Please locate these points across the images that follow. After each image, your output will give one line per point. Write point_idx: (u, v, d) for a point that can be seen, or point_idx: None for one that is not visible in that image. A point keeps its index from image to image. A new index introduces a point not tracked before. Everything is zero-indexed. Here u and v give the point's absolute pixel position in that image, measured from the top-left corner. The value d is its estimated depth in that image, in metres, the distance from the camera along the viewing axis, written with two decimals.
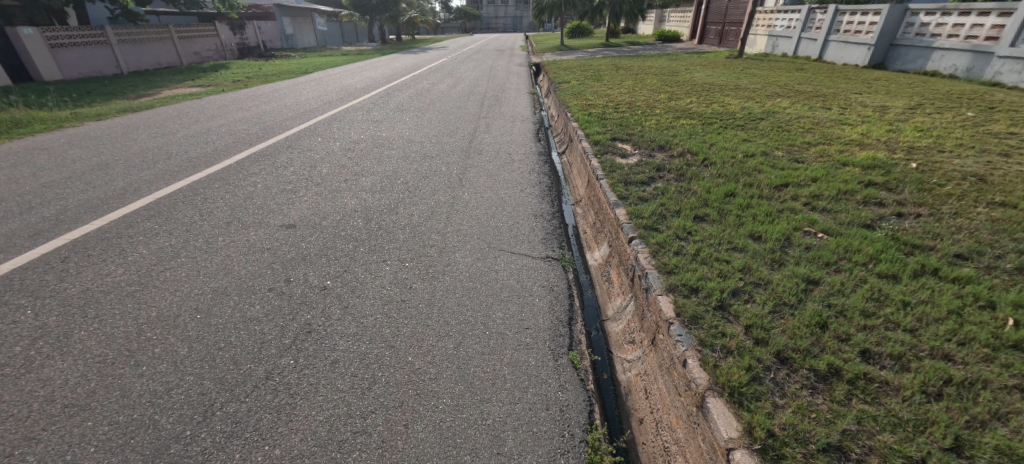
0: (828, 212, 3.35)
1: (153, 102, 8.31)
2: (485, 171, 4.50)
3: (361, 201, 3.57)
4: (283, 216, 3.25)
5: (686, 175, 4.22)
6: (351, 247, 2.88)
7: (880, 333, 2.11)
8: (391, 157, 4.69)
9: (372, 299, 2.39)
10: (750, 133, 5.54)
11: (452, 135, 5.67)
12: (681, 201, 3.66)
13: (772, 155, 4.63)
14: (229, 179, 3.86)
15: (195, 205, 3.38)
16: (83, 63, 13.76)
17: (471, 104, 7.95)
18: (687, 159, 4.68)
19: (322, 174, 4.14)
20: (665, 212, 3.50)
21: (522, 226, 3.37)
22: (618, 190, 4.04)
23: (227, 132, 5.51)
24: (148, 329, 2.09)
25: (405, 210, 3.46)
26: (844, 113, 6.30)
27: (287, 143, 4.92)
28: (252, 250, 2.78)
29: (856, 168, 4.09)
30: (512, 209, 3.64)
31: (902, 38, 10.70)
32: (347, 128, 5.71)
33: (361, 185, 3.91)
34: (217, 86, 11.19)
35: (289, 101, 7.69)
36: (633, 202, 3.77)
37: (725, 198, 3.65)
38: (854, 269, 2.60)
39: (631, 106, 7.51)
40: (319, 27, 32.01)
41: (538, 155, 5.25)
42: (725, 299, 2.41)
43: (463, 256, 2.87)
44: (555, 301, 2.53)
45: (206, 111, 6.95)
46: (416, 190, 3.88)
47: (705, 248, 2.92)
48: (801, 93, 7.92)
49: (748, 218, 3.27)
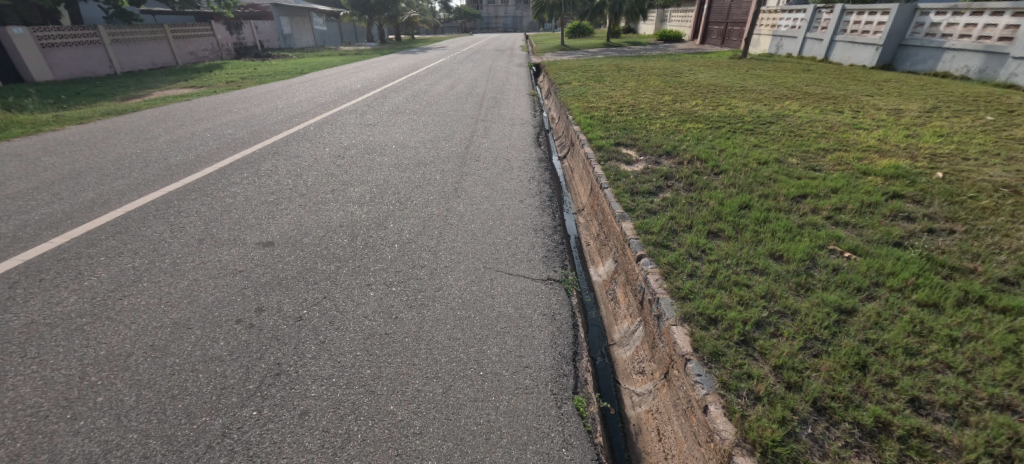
0: (853, 227, 3.09)
1: (140, 104, 8.04)
2: (482, 179, 4.24)
3: (347, 214, 3.32)
4: (262, 232, 2.99)
5: (697, 185, 3.96)
6: (333, 268, 2.63)
7: (930, 376, 1.85)
8: (383, 164, 4.43)
9: (353, 332, 2.14)
10: (760, 138, 5.28)
11: (448, 140, 5.41)
12: (693, 214, 3.40)
13: (787, 163, 4.37)
14: (207, 189, 3.60)
15: (167, 220, 3.12)
16: (74, 63, 13.49)
17: (470, 106, 7.70)
18: (696, 167, 4.42)
19: (308, 183, 3.88)
20: (675, 226, 3.24)
21: (522, 242, 3.11)
22: (624, 201, 3.78)
23: (213, 136, 5.26)
24: (93, 371, 1.83)
25: (394, 225, 3.20)
26: (858, 117, 6.04)
27: (273, 149, 4.66)
28: (223, 272, 2.52)
29: (879, 177, 3.83)
30: (510, 223, 3.38)
31: (911, 38, 10.42)
32: (338, 132, 5.45)
33: (349, 196, 3.65)
34: (209, 87, 10.93)
35: (280, 103, 7.44)
36: (641, 214, 3.51)
37: (740, 211, 3.39)
38: (891, 297, 2.34)
39: (634, 108, 7.26)
40: (317, 26, 31.74)
41: (538, 161, 4.99)
42: (749, 332, 2.15)
43: (456, 278, 2.61)
44: (558, 332, 2.27)
45: (193, 114, 6.70)
46: (408, 201, 3.62)
47: (722, 269, 2.66)
48: (810, 95, 7.66)
49: (767, 234, 3.02)
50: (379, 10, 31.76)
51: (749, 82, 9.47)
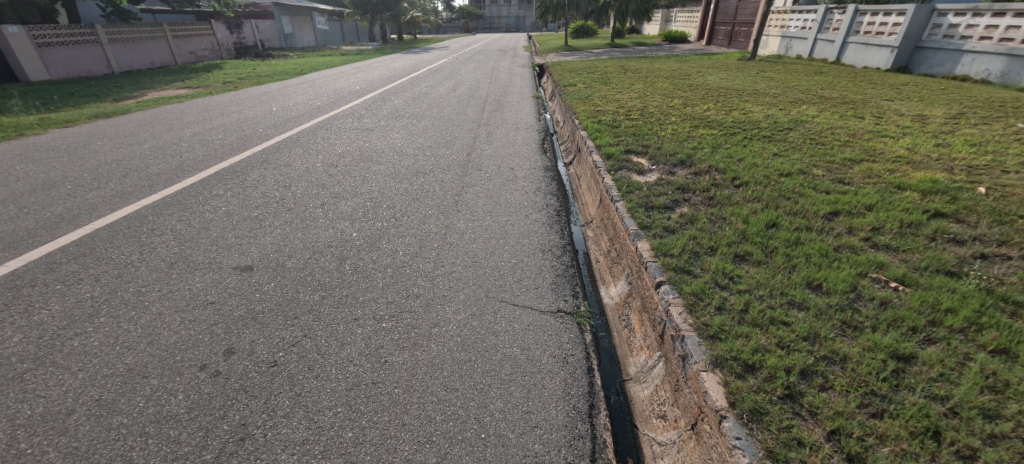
0: (895, 251, 2.78)
1: (131, 107, 7.78)
2: (484, 191, 3.95)
3: (337, 232, 3.03)
4: (241, 254, 2.71)
5: (717, 199, 3.66)
6: (318, 298, 2.35)
7: (1019, 448, 1.55)
8: (379, 174, 4.15)
9: (334, 381, 1.85)
10: (780, 146, 4.97)
11: (448, 147, 5.12)
12: (715, 234, 3.10)
13: (812, 174, 4.07)
14: (186, 203, 3.33)
15: (138, 238, 2.84)
16: (71, 63, 13.25)
17: (472, 110, 7.42)
18: (713, 178, 4.13)
19: (297, 195, 3.60)
20: (697, 248, 2.95)
21: (528, 265, 2.82)
22: (638, 217, 3.49)
23: (201, 142, 4.98)
24: (24, 437, 1.55)
25: (388, 245, 2.91)
26: (881, 124, 5.73)
27: (262, 157, 4.38)
28: (193, 305, 2.24)
29: (915, 192, 3.53)
30: (516, 241, 3.10)
31: (928, 40, 10.08)
32: (333, 138, 5.18)
33: (340, 210, 3.37)
34: (206, 88, 10.67)
35: (275, 106, 7.17)
36: (658, 233, 3.22)
37: (767, 230, 3.10)
38: (952, 340, 2.04)
39: (643, 112, 6.97)
40: (319, 26, 31.45)
41: (544, 170, 4.69)
42: (794, 384, 1.85)
43: (454, 311, 2.32)
44: (571, 380, 1.97)
45: (184, 117, 6.42)
46: (404, 216, 3.33)
47: (754, 302, 2.36)
48: (827, 99, 7.35)
49: (800, 259, 2.72)
50: (381, 9, 31.49)
51: (760, 85, 9.16)
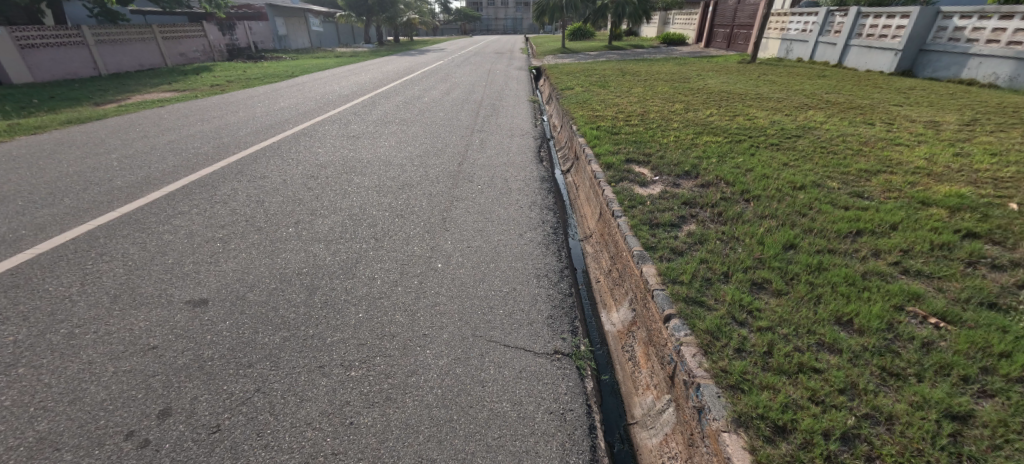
0: (930, 280, 2.50)
1: (109, 112, 7.45)
2: (475, 205, 3.65)
3: (309, 256, 2.73)
4: (197, 285, 2.40)
5: (727, 216, 3.37)
6: (278, 340, 2.04)
7: None
8: (362, 187, 3.85)
9: (286, 451, 1.54)
10: (790, 155, 4.69)
11: (438, 156, 4.82)
12: (728, 256, 2.82)
13: (827, 187, 3.80)
14: (146, 222, 3.02)
15: (84, 265, 2.53)
16: (56, 66, 12.89)
17: (465, 114, 7.14)
18: (721, 191, 3.85)
19: (269, 211, 3.30)
20: (709, 274, 2.66)
21: (521, 295, 2.53)
22: (642, 235, 3.21)
23: (174, 151, 4.67)
24: None
25: (365, 271, 2.61)
26: (893, 131, 5.48)
27: (237, 169, 4.07)
28: (131, 350, 1.93)
29: (941, 208, 3.26)
30: (508, 265, 2.80)
31: (934, 43, 9.87)
32: (316, 146, 4.87)
33: (315, 229, 3.07)
34: (192, 91, 10.33)
35: (259, 111, 6.87)
36: (664, 255, 2.93)
37: (785, 253, 2.81)
38: (1013, 394, 1.76)
39: (644, 117, 6.69)
40: (313, 27, 31.15)
41: (540, 181, 4.40)
42: (834, 453, 1.56)
43: (436, 355, 2.02)
44: (571, 444, 1.67)
45: (161, 123, 6.11)
46: (385, 236, 3.03)
47: (778, 342, 2.08)
48: (834, 104, 7.09)
49: (826, 288, 2.44)
50: (376, 11, 31.20)
51: (763, 89, 8.92)
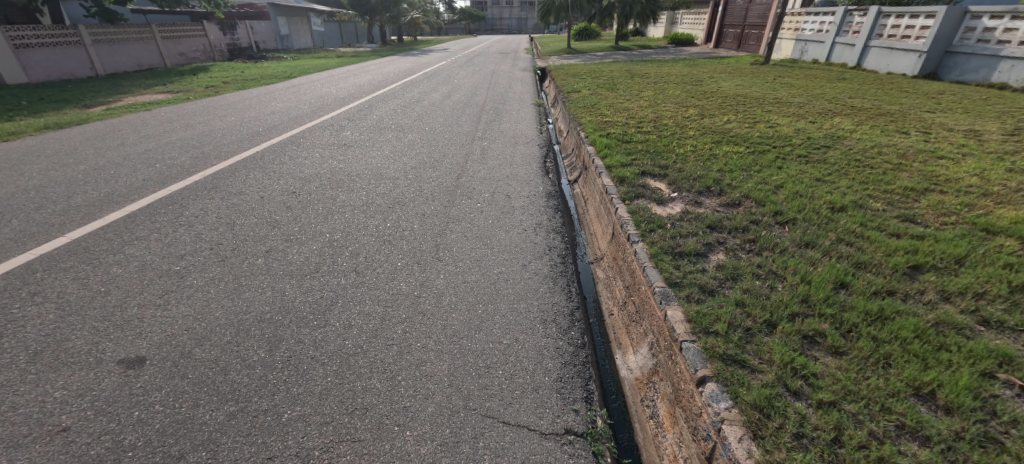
0: (1017, 335, 2.07)
1: (93, 116, 7.10)
2: (473, 227, 3.25)
3: (277, 295, 2.34)
4: (135, 338, 2.00)
5: (760, 244, 2.96)
6: (222, 417, 1.64)
7: None
8: (347, 205, 3.46)
9: None
10: (822, 169, 4.26)
11: (435, 168, 4.43)
12: (769, 297, 2.40)
13: (871, 210, 3.36)
14: (94, 252, 2.64)
15: (9, 309, 2.15)
16: (52, 66, 12.60)
17: (466, 120, 6.75)
18: (750, 212, 3.42)
19: (239, 236, 2.90)
20: (750, 321, 2.24)
21: (525, 348, 2.12)
22: (665, 267, 2.79)
23: (149, 161, 4.30)
24: None
25: (340, 318, 2.21)
26: (931, 141, 5.03)
27: (212, 183, 3.70)
28: (34, 436, 1.54)
29: (1010, 239, 2.83)
30: (509, 307, 2.39)
31: (961, 45, 9.39)
32: (303, 157, 4.49)
33: (289, 259, 2.67)
34: (185, 93, 9.99)
35: (248, 115, 6.51)
36: (692, 294, 2.50)
37: (836, 295, 2.39)
38: None
39: (657, 124, 6.28)
40: (316, 27, 30.89)
41: (546, 197, 4.00)
42: None
43: (418, 440, 1.61)
44: None
45: (142, 129, 5.74)
46: (368, 269, 2.63)
47: (846, 424, 1.66)
48: (860, 110, 6.65)
49: (893, 347, 2.02)
50: (379, 11, 30.86)
51: (781, 93, 8.47)
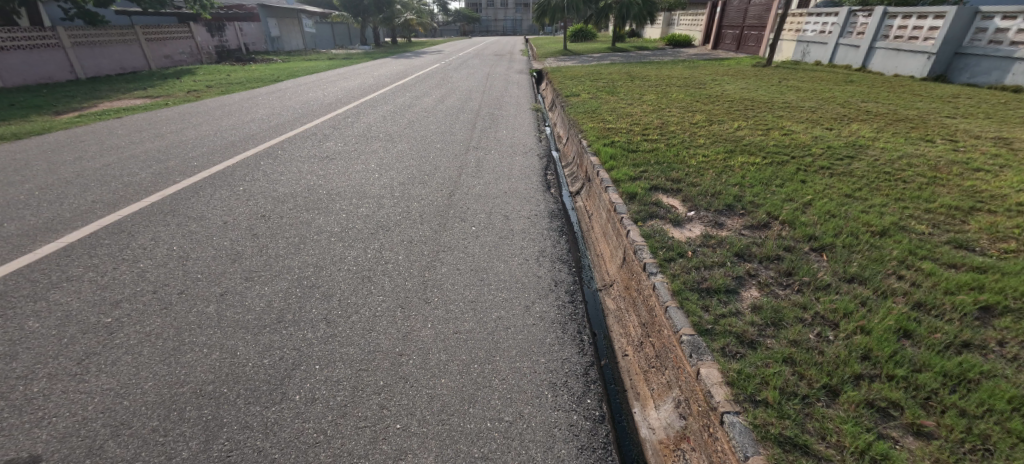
0: None
1: (58, 124, 6.61)
2: (466, 258, 2.82)
3: (226, 358, 1.91)
4: (33, 427, 1.57)
5: (799, 278, 2.56)
6: None
7: None
8: (322, 231, 3.02)
9: None
10: (850, 183, 3.88)
11: (425, 184, 4.01)
12: (823, 352, 1.99)
13: (919, 235, 2.97)
14: (11, 300, 2.21)
15: None
16: (29, 69, 12.02)
17: (459, 127, 6.34)
18: (780, 237, 3.02)
19: (191, 274, 2.47)
20: (807, 388, 1.82)
21: (532, 428, 1.70)
22: (692, 308, 2.38)
23: (105, 179, 3.85)
24: None
25: (300, 389, 1.78)
26: (961, 150, 4.68)
27: (170, 206, 3.26)
28: None
29: None
30: (510, 368, 1.97)
31: (972, 46, 9.07)
32: (279, 172, 4.06)
33: (245, 305, 2.24)
34: (164, 98, 9.50)
35: (225, 123, 6.07)
36: (728, 345, 2.10)
37: (904, 349, 1.98)
38: None
39: (663, 131, 5.89)
40: (307, 29, 30.38)
41: (549, 217, 3.58)
42: None
43: None
44: None
45: (107, 139, 5.28)
46: (341, 318, 2.20)
47: None
48: (876, 115, 6.31)
49: (992, 426, 1.62)
50: (372, 12, 30.38)
51: (790, 96, 8.12)
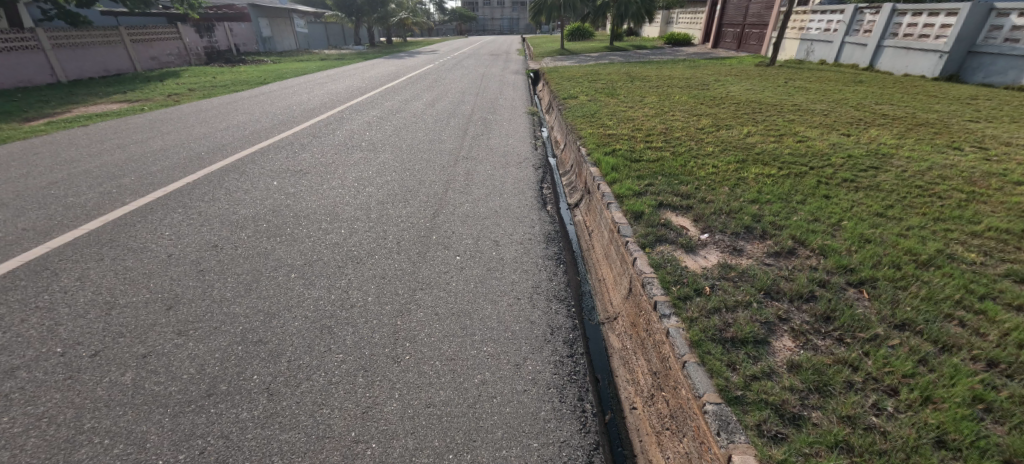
0: None
1: (18, 133, 6.14)
2: (447, 298, 2.41)
3: (130, 455, 1.49)
4: None
5: (841, 325, 2.15)
6: None
7: None
8: (282, 266, 2.61)
9: None
10: (879, 199, 3.49)
11: (407, 203, 3.60)
12: (887, 436, 1.59)
13: (972, 266, 2.57)
14: None
15: None
16: (5, 72, 11.51)
17: (448, 134, 5.93)
18: (811, 268, 2.62)
19: (111, 328, 2.05)
20: None
21: None
22: (717, 365, 1.97)
23: (45, 201, 3.42)
24: None
25: None
26: (995, 160, 4.29)
27: (110, 236, 2.84)
28: None
29: None
30: (494, 459, 1.56)
31: (986, 44, 8.69)
32: (243, 191, 3.64)
33: (171, 372, 1.82)
34: (141, 103, 9.05)
35: (196, 131, 5.64)
36: (767, 421, 1.69)
37: (989, 432, 1.58)
38: None
39: (668, 138, 5.48)
40: (300, 29, 29.87)
41: (545, 242, 3.17)
42: None
43: None
44: None
45: (63, 151, 4.84)
46: (289, 388, 1.78)
47: None
48: (894, 119, 5.92)
49: None
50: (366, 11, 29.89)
51: (799, 97, 7.72)
